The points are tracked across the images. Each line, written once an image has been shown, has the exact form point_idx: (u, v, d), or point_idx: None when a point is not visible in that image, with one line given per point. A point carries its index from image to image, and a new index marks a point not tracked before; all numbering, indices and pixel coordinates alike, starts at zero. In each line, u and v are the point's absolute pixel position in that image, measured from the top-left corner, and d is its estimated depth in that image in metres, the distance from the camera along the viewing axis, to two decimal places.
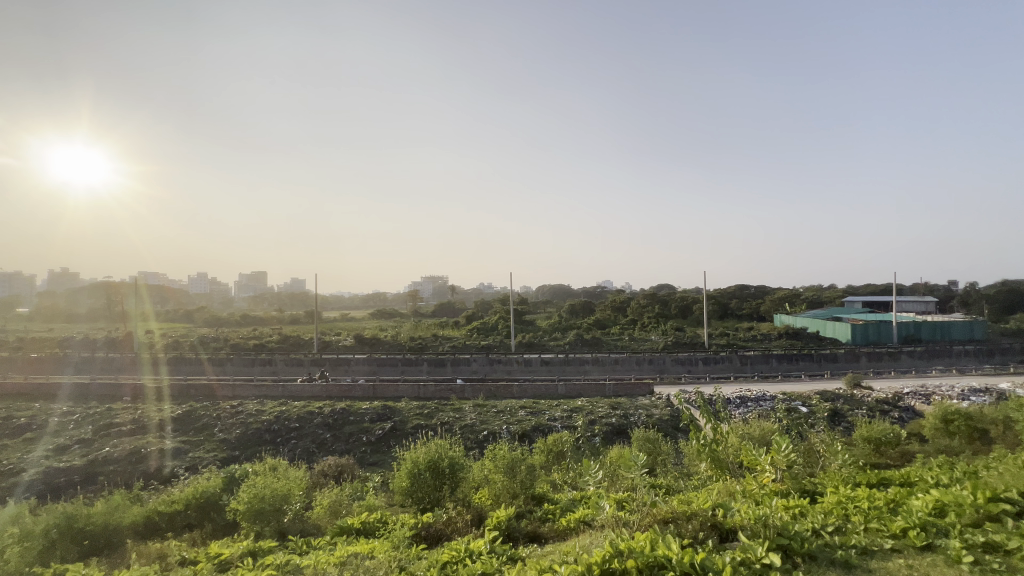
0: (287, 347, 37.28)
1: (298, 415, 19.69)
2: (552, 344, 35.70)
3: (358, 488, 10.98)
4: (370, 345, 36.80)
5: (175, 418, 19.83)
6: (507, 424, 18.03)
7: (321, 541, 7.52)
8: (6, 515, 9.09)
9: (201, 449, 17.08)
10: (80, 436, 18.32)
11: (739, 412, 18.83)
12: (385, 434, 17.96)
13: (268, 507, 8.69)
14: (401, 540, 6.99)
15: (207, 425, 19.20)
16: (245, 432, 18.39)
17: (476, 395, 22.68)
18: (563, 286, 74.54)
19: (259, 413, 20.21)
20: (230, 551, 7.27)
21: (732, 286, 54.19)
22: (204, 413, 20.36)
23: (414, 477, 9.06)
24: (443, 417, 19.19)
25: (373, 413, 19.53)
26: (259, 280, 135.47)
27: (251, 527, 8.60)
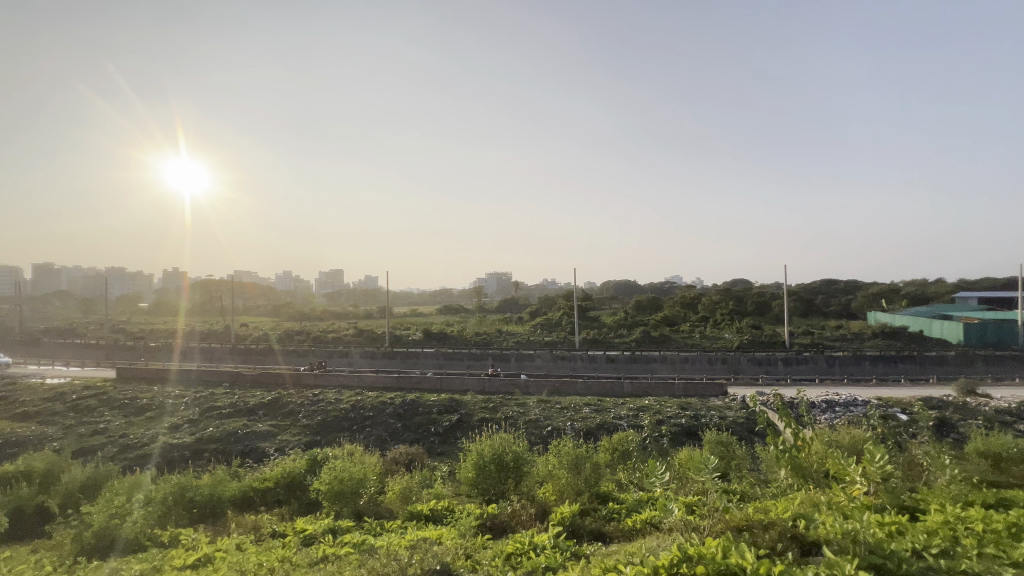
0: (363, 340, 39.58)
1: (372, 404, 20.87)
2: (618, 341, 34.96)
3: (426, 476, 11.43)
4: (437, 340, 38.08)
5: (266, 403, 21.82)
6: (571, 421, 17.94)
7: (393, 525, 7.93)
8: (134, 482, 10.52)
9: (288, 433, 18.65)
10: (189, 417, 20.70)
11: (825, 417, 17.35)
12: (452, 426, 18.53)
13: (345, 490, 9.33)
14: (467, 529, 7.18)
15: (293, 411, 20.93)
16: (326, 418, 19.83)
17: (540, 391, 22.74)
18: (630, 281, 72.56)
19: (338, 401, 21.67)
20: (313, 528, 7.87)
21: (818, 281, 49.88)
22: (290, 399, 22.20)
23: (479, 469, 9.30)
24: (507, 412, 19.45)
25: (440, 404, 20.25)
26: (337, 278, 145.08)
27: (331, 507, 9.27)
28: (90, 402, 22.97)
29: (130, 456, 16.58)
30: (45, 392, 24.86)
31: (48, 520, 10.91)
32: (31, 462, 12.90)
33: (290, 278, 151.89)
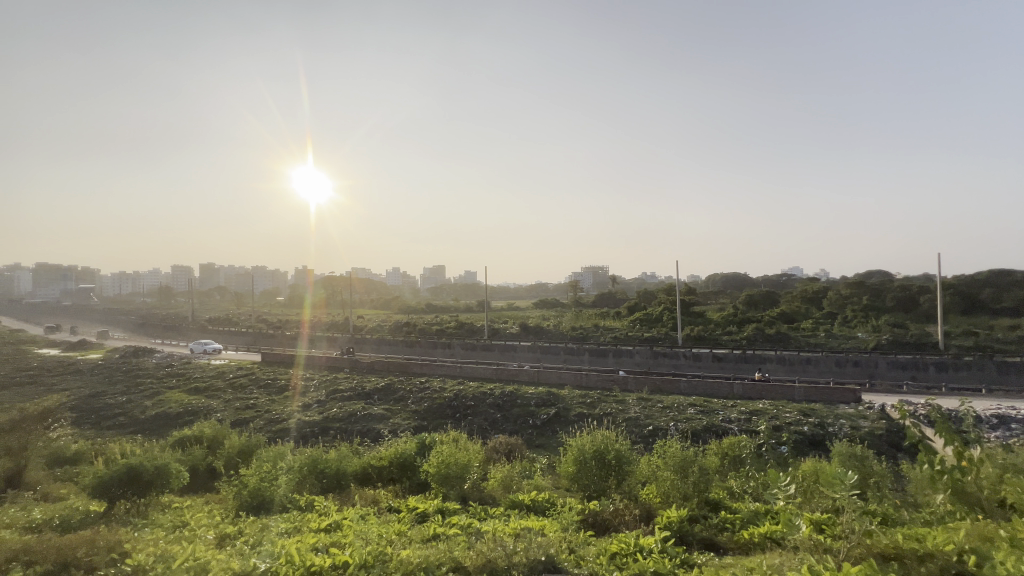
0: (463, 333, 41.48)
1: (473, 394, 21.82)
2: (726, 339, 32.45)
3: (527, 467, 11.66)
4: (533, 334, 38.58)
5: (380, 389, 23.89)
6: (674, 421, 17.08)
7: (497, 511, 8.21)
8: (277, 452, 12.19)
9: (399, 416, 20.26)
10: (318, 397, 23.44)
11: (996, 436, 14.44)
12: (549, 420, 18.66)
13: (452, 473, 9.87)
14: (569, 524, 7.19)
15: (403, 397, 22.68)
16: (432, 405, 21.17)
17: (640, 389, 21.94)
18: (739, 274, 66.77)
19: (442, 390, 23.01)
20: (425, 507, 8.44)
21: (984, 273, 41.56)
22: (400, 386, 24.04)
23: (580, 465, 9.23)
24: (605, 408, 19.08)
25: (538, 398, 20.52)
26: (440, 274, 153.69)
27: (439, 488, 9.88)
28: (242, 381, 27.03)
29: (273, 429, 19.23)
30: (210, 371, 29.83)
31: (215, 477, 13.08)
32: (202, 429, 15.54)
33: (398, 274, 164.29)
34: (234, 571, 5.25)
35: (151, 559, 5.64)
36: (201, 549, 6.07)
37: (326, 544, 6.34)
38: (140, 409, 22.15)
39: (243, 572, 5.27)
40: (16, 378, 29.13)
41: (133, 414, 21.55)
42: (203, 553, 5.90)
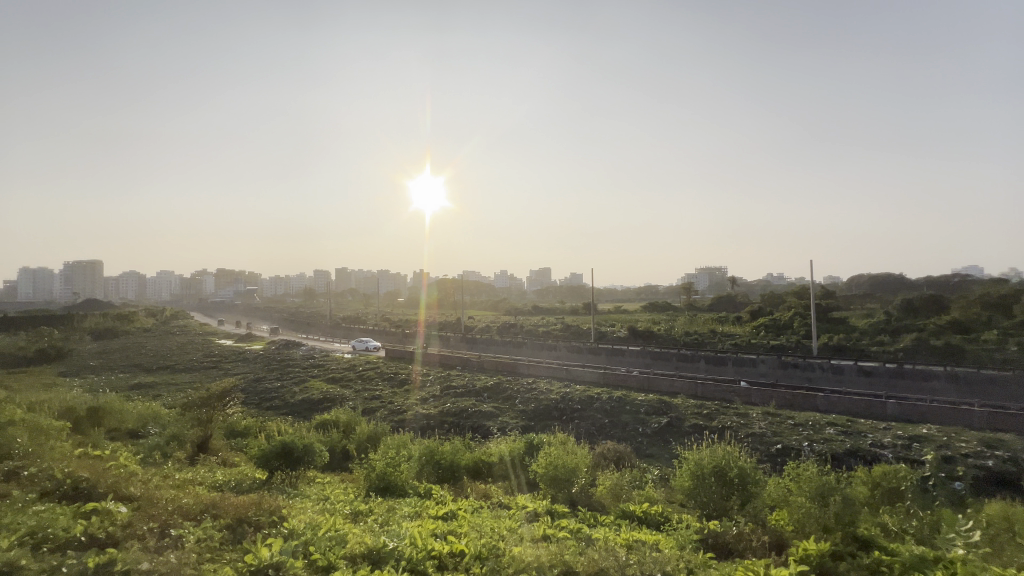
0: (570, 335, 41.31)
1: (580, 397, 21.64)
2: (876, 350, 27.92)
3: (637, 477, 11.21)
4: (643, 338, 37.05)
5: (489, 387, 24.85)
6: (809, 442, 15.13)
7: (608, 520, 8.01)
8: (400, 441, 13.31)
9: (507, 415, 20.84)
10: (433, 392, 25.11)
11: None
12: (661, 429, 17.75)
13: (560, 476, 9.87)
14: (687, 542, 6.76)
15: (511, 396, 23.31)
16: (539, 406, 21.42)
17: (765, 402, 19.84)
18: (894, 275, 56.97)
19: (549, 392, 23.19)
20: (535, 507, 8.54)
21: None
22: (508, 386, 24.78)
23: (698, 480, 8.59)
24: (725, 422, 17.57)
25: (649, 405, 19.63)
26: (546, 276, 155.47)
27: (548, 490, 9.95)
28: (370, 374, 30.03)
29: (396, 419, 21.07)
30: (344, 363, 33.63)
31: (348, 458, 14.70)
32: (339, 415, 17.60)
33: (506, 277, 169.29)
34: (369, 546, 5.84)
35: (302, 525, 6.52)
36: (340, 522, 6.86)
37: (444, 531, 6.75)
38: (291, 394, 25.78)
39: (375, 548, 5.83)
40: (204, 362, 35.79)
41: (286, 398, 25.17)
42: (342, 526, 6.67)
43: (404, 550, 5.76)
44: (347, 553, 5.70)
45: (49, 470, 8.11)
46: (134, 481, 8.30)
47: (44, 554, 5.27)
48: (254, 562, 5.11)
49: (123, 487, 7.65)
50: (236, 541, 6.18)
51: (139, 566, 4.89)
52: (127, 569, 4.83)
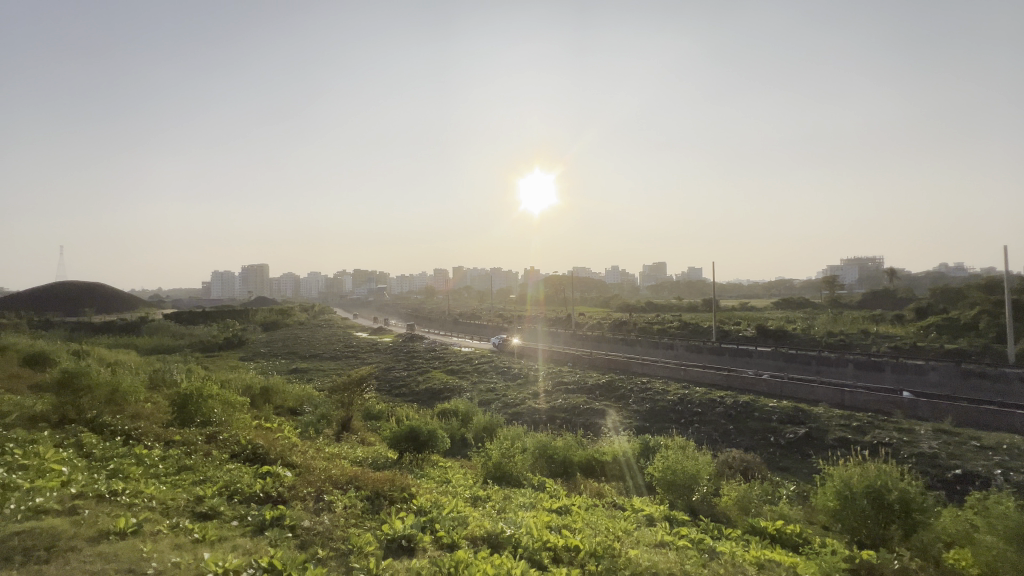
0: (688, 334, 38.91)
1: (700, 400, 20.25)
2: None
3: (769, 490, 10.18)
4: (774, 338, 33.40)
5: (601, 385, 24.49)
6: (1003, 470, 12.32)
7: (733, 534, 7.41)
8: (515, 433, 13.75)
9: (620, 414, 20.33)
10: (545, 387, 25.49)
11: None
12: (797, 440, 15.85)
13: (678, 482, 9.35)
14: (832, 570, 5.95)
15: (624, 395, 22.70)
16: (655, 407, 20.52)
17: (938, 418, 16.62)
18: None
19: (665, 392, 22.10)
20: (651, 511, 8.22)
21: None
22: (621, 384, 24.17)
23: (844, 501, 7.51)
24: (881, 437, 15.10)
25: (782, 413, 17.65)
26: (661, 271, 148.25)
27: (666, 495, 9.49)
28: (485, 367, 31.52)
29: (510, 411, 21.83)
30: (462, 357, 35.80)
31: (467, 446, 15.60)
32: (457, 404, 18.77)
33: (617, 273, 164.97)
34: (488, 530, 6.14)
35: (428, 504, 7.10)
36: (459, 504, 7.34)
37: (559, 525, 6.82)
38: (416, 383, 28.19)
39: (493, 533, 6.12)
40: (346, 352, 40.75)
41: (412, 387, 27.59)
42: (463, 509, 7.08)
43: (520, 538, 5.96)
44: (469, 534, 6.05)
45: (236, 437, 9.92)
46: (296, 451, 9.77)
47: (236, 503, 6.46)
48: (390, 532, 5.68)
49: (288, 456, 9.06)
50: (374, 511, 6.93)
51: (302, 523, 5.76)
52: (292, 524, 5.71)
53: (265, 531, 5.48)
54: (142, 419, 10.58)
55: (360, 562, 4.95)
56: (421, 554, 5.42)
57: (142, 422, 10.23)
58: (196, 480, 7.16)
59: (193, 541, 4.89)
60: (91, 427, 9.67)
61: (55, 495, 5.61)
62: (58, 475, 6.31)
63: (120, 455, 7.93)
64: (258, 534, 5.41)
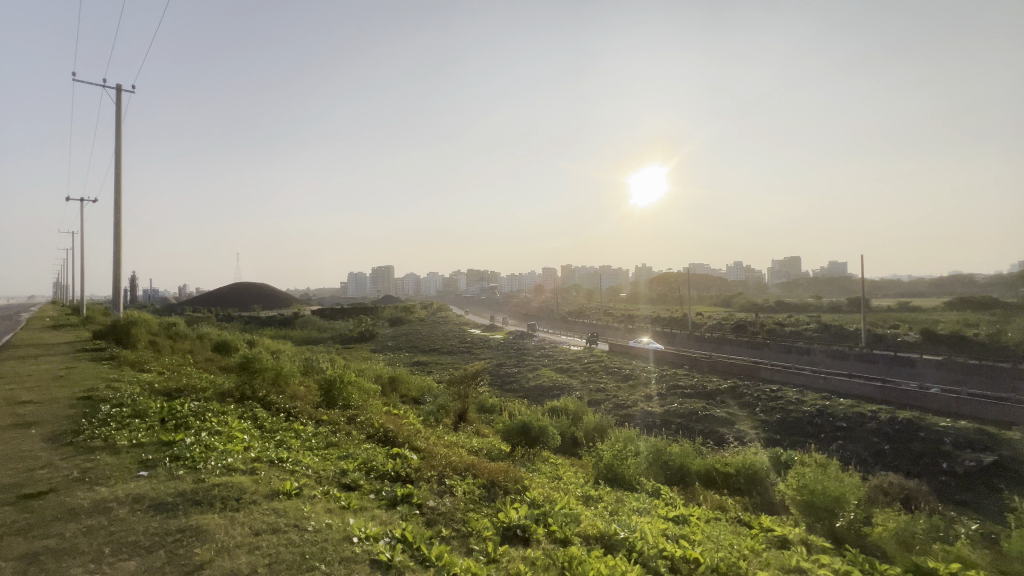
0: (829, 337, 34.20)
1: (845, 414, 17.68)
2: None
3: (939, 525, 8.55)
4: (947, 346, 27.82)
5: (722, 391, 22.66)
6: None
7: (892, 570, 6.37)
8: (627, 436, 13.38)
9: (745, 424, 18.62)
10: (659, 390, 24.34)
11: None
12: (982, 470, 13.02)
13: (819, 504, 8.30)
14: None
15: (750, 403, 20.73)
16: (788, 418, 18.43)
17: None
18: None
19: (801, 402, 19.71)
20: (784, 532, 7.42)
21: None
22: (745, 391, 22.14)
23: None
24: None
25: (959, 436, 14.65)
26: (794, 266, 132.45)
27: (802, 517, 8.48)
28: (595, 367, 31.11)
29: (622, 413, 21.22)
30: (572, 355, 35.75)
31: (577, 445, 15.54)
32: (567, 403, 18.82)
33: (741, 269, 150.99)
34: (600, 531, 6.10)
35: (541, 498, 7.27)
36: (571, 501, 7.39)
37: (676, 535, 6.50)
38: (527, 380, 28.84)
39: (606, 534, 6.05)
40: (462, 347, 43.21)
41: (523, 383, 28.29)
42: (574, 506, 7.12)
43: (635, 543, 5.80)
44: (582, 532, 6.07)
45: (371, 420, 11.15)
46: (421, 437, 10.66)
47: (373, 478, 7.26)
48: (506, 520, 5.93)
49: (414, 441, 9.91)
50: (490, 499, 7.29)
51: (427, 503, 6.29)
52: (419, 502, 6.26)
53: (397, 506, 6.07)
54: (299, 400, 12.40)
55: (479, 545, 5.25)
56: (536, 546, 5.57)
57: (299, 402, 12.00)
58: (340, 455, 8.22)
59: (341, 507, 5.63)
60: (262, 404, 11.61)
61: (241, 457, 6.88)
62: (241, 441, 7.70)
63: (284, 429, 9.40)
64: (391, 507, 6.02)
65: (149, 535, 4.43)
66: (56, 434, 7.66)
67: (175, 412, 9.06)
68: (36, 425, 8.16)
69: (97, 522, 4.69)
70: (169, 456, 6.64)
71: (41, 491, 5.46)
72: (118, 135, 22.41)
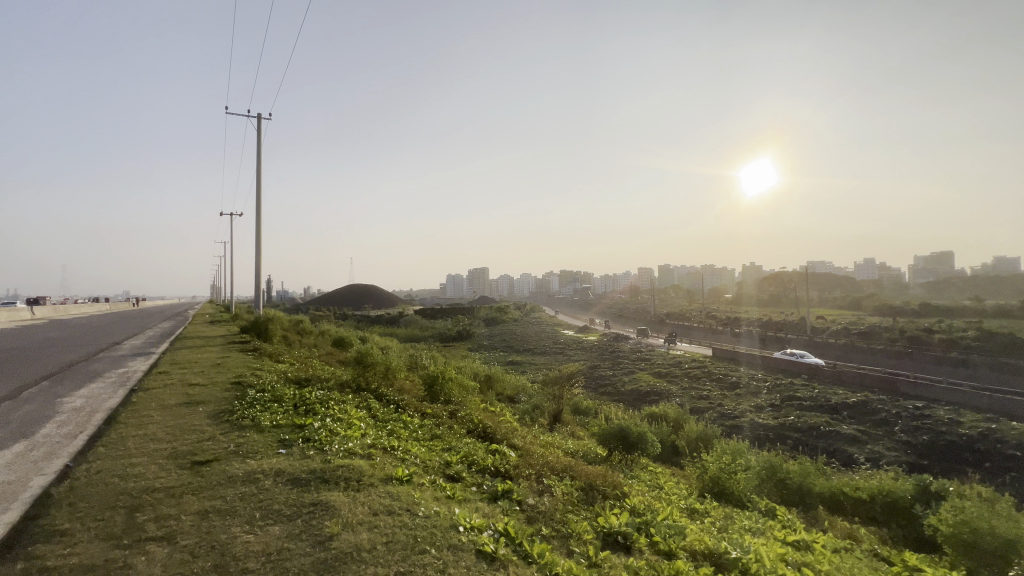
0: (995, 347, 28.58)
1: (1020, 441, 14.65)
2: None
3: None
4: None
5: (851, 405, 20.01)
6: None
7: None
8: (736, 448, 12.41)
9: (881, 444, 16.26)
10: (773, 400, 22.18)
11: None
12: None
13: (985, 546, 6.91)
14: None
15: (887, 421, 18.05)
16: (938, 442, 15.76)
17: None
18: None
19: (956, 424, 16.72)
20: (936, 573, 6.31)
21: None
22: (881, 407, 19.33)
23: None
24: None
25: None
26: (944, 262, 112.96)
27: (961, 559, 7.14)
28: (697, 373, 29.26)
29: (728, 423, 19.63)
30: (671, 360, 34.02)
31: (678, 454, 14.73)
32: (667, 410, 17.95)
33: (873, 267, 132.21)
34: (708, 547, 5.72)
35: (642, 506, 7.02)
36: (675, 513, 7.03)
37: (797, 561, 5.86)
38: (623, 384, 27.99)
39: (715, 551, 5.66)
40: (556, 348, 43.24)
41: (618, 386, 27.51)
42: (677, 518, 6.76)
43: (749, 564, 5.34)
44: (687, 546, 5.74)
45: (470, 416, 11.64)
46: (518, 435, 10.89)
47: (474, 471, 7.56)
48: (606, 526, 5.81)
49: (511, 439, 10.13)
50: (588, 502, 7.21)
51: (526, 501, 6.40)
52: (519, 499, 6.39)
53: (498, 500, 6.27)
54: (406, 393, 13.33)
55: (580, 547, 5.21)
56: (638, 556, 5.37)
57: (407, 396, 12.91)
58: (444, 447, 8.69)
59: (447, 497, 5.95)
60: (375, 395, 12.70)
61: (359, 443, 7.59)
62: (359, 428, 8.51)
63: (395, 420, 10.18)
64: (492, 501, 6.21)
65: (289, 504, 5.08)
66: (216, 412, 9.11)
67: (305, 399, 10.27)
68: (202, 404, 9.77)
69: (249, 489, 5.49)
70: (301, 437, 7.55)
71: (208, 459, 6.52)
72: (258, 160, 26.14)
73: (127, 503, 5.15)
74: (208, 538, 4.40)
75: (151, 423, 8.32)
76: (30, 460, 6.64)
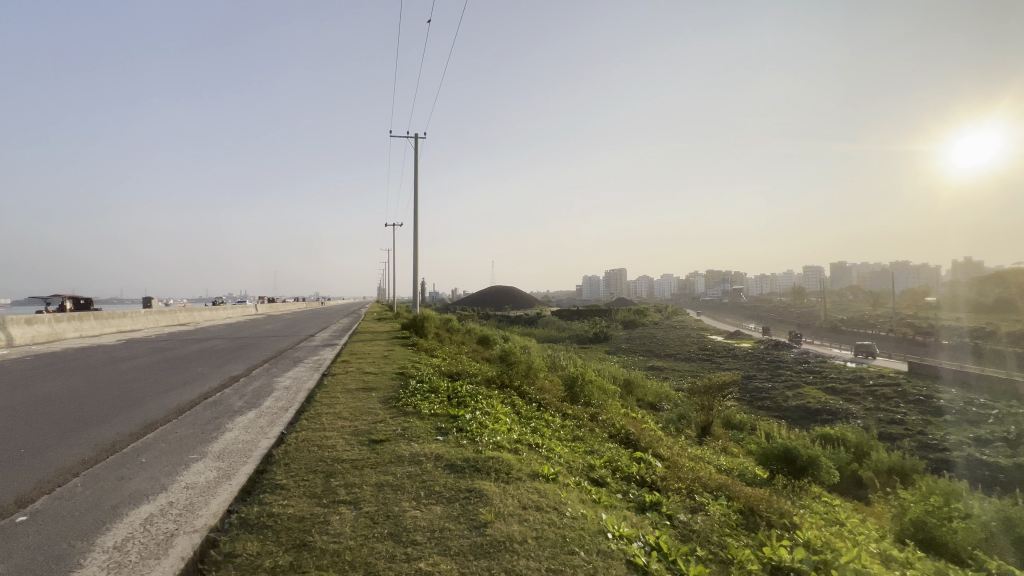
0: None
1: None
2: None
3: None
4: None
5: None
6: None
7: None
8: (949, 488, 9.97)
9: None
10: (1004, 434, 17.32)
11: None
12: None
13: None
14: None
15: None
16: None
17: None
18: None
19: None
20: None
21: None
22: None
23: None
24: None
25: None
26: None
27: None
28: (887, 391, 24.30)
29: (933, 455, 15.90)
30: (850, 374, 28.87)
31: (862, 486, 12.40)
32: (845, 433, 15.28)
33: None
34: None
35: (819, 542, 6.03)
36: (865, 556, 5.92)
37: None
38: (786, 398, 24.60)
39: None
40: (703, 355, 39.97)
41: (779, 401, 24.27)
42: (867, 563, 5.64)
43: None
44: None
45: (612, 420, 11.39)
46: (663, 445, 10.35)
47: (619, 478, 7.35)
48: (774, 559, 5.12)
49: (655, 448, 9.64)
50: (750, 528, 6.48)
51: (678, 516, 6.00)
52: (669, 513, 6.02)
53: (646, 512, 5.97)
54: (546, 392, 13.61)
55: None
56: None
57: (548, 395, 13.18)
58: (587, 449, 8.64)
59: (593, 501, 5.87)
60: (519, 392, 13.23)
61: (506, 437, 7.97)
62: (505, 423, 8.93)
63: (538, 419, 10.44)
64: (640, 512, 5.94)
65: (446, 487, 5.56)
66: (386, 398, 10.44)
67: (458, 391, 11.19)
68: (375, 390, 11.29)
69: (415, 469, 6.15)
70: (456, 427, 8.23)
71: (382, 439, 7.48)
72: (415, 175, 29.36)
73: (324, 469, 6.18)
74: (384, 508, 5.03)
75: (338, 403, 9.89)
76: (258, 425, 8.41)
